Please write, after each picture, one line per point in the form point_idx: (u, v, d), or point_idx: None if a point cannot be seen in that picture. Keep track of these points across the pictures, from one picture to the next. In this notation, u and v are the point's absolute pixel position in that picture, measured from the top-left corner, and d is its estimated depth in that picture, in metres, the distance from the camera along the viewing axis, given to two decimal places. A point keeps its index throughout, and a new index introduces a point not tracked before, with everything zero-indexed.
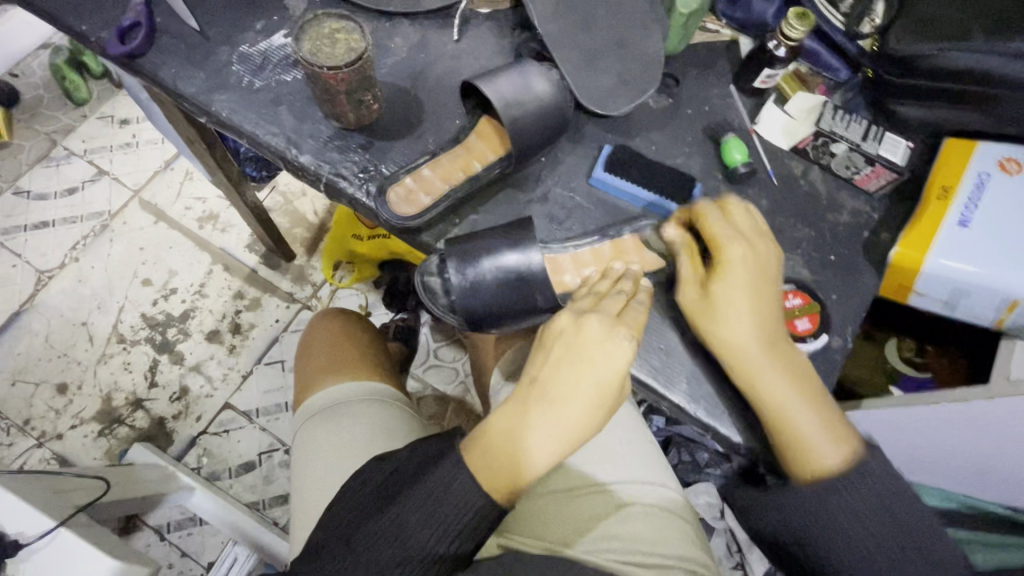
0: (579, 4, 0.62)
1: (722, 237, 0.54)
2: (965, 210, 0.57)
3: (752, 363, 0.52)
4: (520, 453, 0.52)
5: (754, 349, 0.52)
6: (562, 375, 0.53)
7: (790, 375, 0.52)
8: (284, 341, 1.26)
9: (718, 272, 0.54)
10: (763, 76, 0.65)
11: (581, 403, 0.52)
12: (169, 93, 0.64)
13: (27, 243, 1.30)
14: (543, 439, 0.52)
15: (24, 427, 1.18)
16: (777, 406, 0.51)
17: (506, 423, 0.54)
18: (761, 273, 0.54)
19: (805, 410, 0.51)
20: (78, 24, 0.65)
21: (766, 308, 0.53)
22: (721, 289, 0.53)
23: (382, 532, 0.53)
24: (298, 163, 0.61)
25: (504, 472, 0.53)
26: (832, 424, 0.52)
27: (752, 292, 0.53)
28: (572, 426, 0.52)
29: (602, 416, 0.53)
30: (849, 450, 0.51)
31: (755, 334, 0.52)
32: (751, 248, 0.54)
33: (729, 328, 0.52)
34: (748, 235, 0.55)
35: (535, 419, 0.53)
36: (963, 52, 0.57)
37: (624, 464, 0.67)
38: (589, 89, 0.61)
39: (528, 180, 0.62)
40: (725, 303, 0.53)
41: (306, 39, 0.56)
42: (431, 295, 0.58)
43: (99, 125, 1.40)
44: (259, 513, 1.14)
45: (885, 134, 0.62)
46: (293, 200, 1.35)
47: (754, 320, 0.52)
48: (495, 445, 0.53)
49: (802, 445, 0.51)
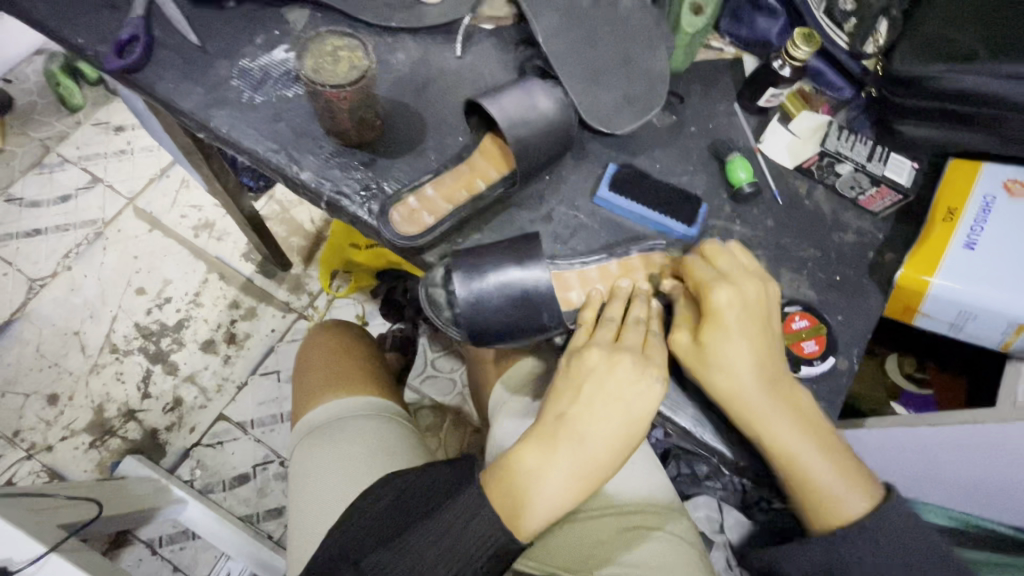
0: (584, 21, 0.62)
1: (708, 280, 0.54)
2: (969, 233, 0.58)
3: (755, 414, 0.52)
4: (546, 492, 0.53)
5: (754, 396, 0.52)
6: (593, 414, 0.54)
7: (796, 425, 0.52)
8: (280, 351, 1.24)
9: (709, 319, 0.53)
10: (768, 95, 0.64)
11: (609, 442, 0.54)
12: (167, 107, 0.63)
13: (19, 251, 1.28)
14: (570, 479, 0.53)
15: (13, 439, 1.15)
16: (789, 454, 0.52)
17: (535, 461, 0.54)
18: (751, 315, 0.53)
19: (815, 454, 0.52)
20: (74, 36, 0.64)
21: (760, 350, 0.53)
22: (716, 343, 0.52)
23: (399, 560, 0.52)
24: (299, 180, 0.60)
25: (528, 508, 0.53)
26: (842, 464, 0.53)
27: (745, 337, 0.52)
28: (598, 466, 0.54)
29: (624, 454, 0.55)
30: (860, 486, 0.52)
31: (754, 388, 0.52)
32: (738, 289, 0.53)
33: (728, 381, 0.52)
34: (732, 275, 0.54)
35: (564, 458, 0.54)
36: (969, 74, 0.57)
37: (630, 483, 0.68)
38: (593, 108, 0.61)
39: (531, 199, 0.61)
40: (720, 352, 0.52)
41: (308, 57, 0.55)
42: (435, 307, 0.57)
43: (93, 133, 1.39)
44: (253, 527, 1.12)
45: (890, 154, 0.62)
46: (290, 209, 1.33)
47: (750, 365, 0.52)
48: (521, 483, 0.54)
49: (819, 492, 0.52)
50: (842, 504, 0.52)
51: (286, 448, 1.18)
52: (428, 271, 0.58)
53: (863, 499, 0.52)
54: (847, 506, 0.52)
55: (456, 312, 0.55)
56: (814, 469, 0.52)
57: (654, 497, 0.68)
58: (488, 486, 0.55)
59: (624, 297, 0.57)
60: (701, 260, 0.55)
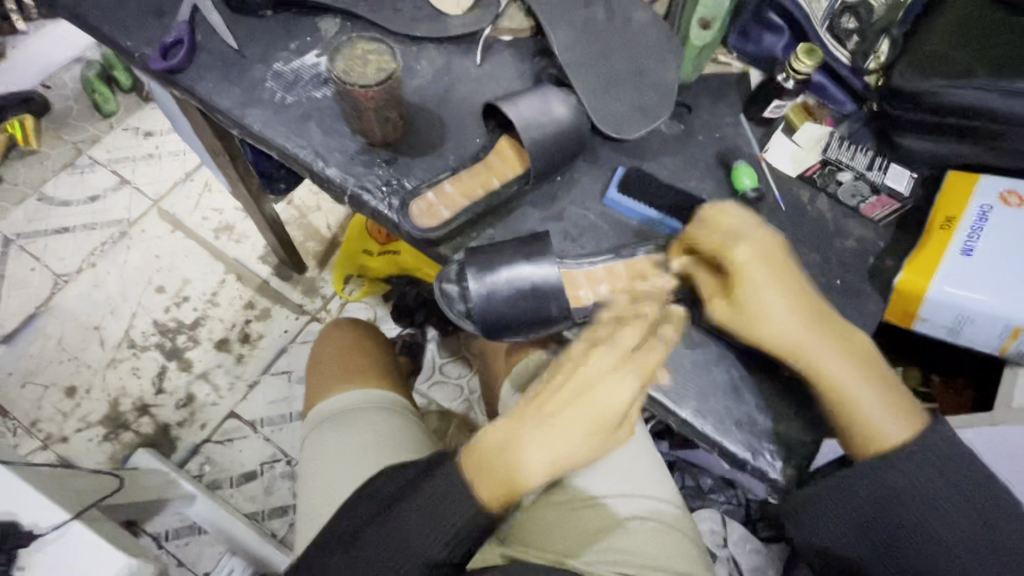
0: (598, 33, 0.66)
1: (730, 236, 0.56)
2: (966, 241, 0.60)
3: (799, 351, 0.54)
4: (511, 464, 0.54)
5: (801, 330, 0.54)
6: (567, 396, 0.55)
7: (844, 353, 0.54)
8: (292, 351, 1.27)
9: (735, 277, 0.55)
10: (772, 107, 0.67)
11: (581, 425, 0.55)
12: (204, 106, 0.67)
13: (47, 248, 1.33)
14: (537, 453, 0.54)
15: (30, 429, 1.19)
16: (840, 392, 0.53)
17: (505, 434, 0.56)
18: (772, 263, 0.55)
19: (856, 378, 0.53)
20: (123, 40, 0.69)
21: (795, 292, 0.55)
22: (748, 293, 0.54)
23: (386, 536, 0.55)
24: (325, 175, 0.64)
25: (496, 479, 0.54)
26: (890, 395, 0.53)
27: (772, 286, 0.55)
28: (573, 448, 0.55)
29: (597, 447, 0.56)
30: (905, 416, 0.52)
31: (797, 325, 0.54)
32: (755, 243, 0.55)
33: (771, 333, 0.54)
34: (743, 231, 0.56)
35: (533, 433, 0.55)
36: (965, 89, 0.60)
37: (618, 476, 0.67)
38: (604, 114, 0.64)
39: (544, 199, 0.64)
40: (752, 304, 0.54)
41: (340, 59, 0.59)
42: (448, 300, 0.60)
43: (123, 137, 1.45)
44: (258, 525, 1.14)
45: (890, 164, 0.64)
46: (308, 214, 1.38)
47: (788, 310, 0.54)
48: (489, 453, 0.55)
49: (876, 427, 0.52)
50: (886, 433, 0.52)
51: (293, 447, 1.20)
52: (444, 266, 0.61)
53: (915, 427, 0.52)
54: (890, 436, 0.52)
55: (470, 305, 0.58)
56: (858, 397, 0.53)
57: (643, 493, 0.67)
58: (467, 470, 0.55)
59: (630, 300, 0.59)
60: (704, 226, 0.57)
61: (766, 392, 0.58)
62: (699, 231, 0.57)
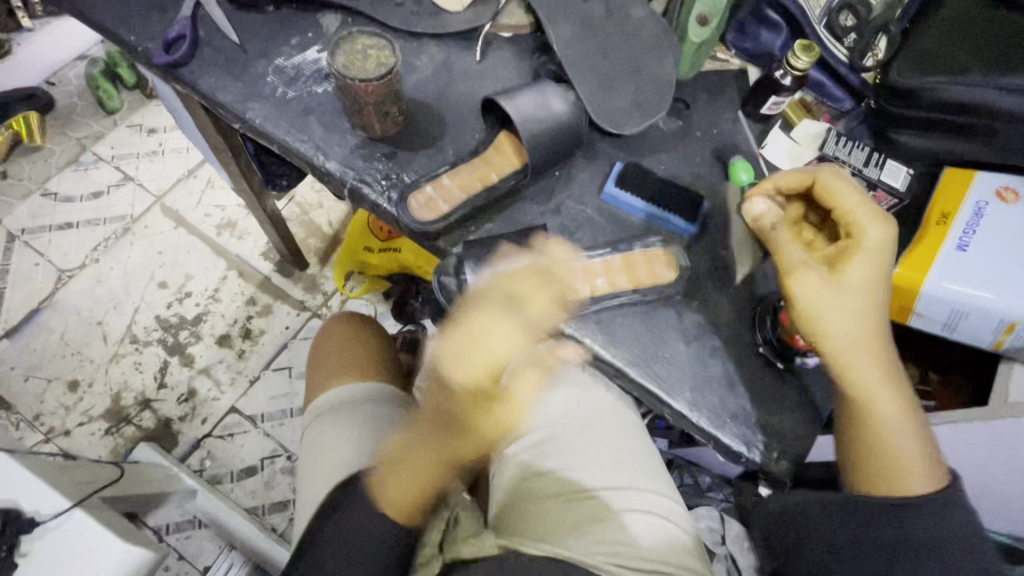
0: (596, 29, 0.66)
1: (856, 222, 0.53)
2: (961, 236, 0.60)
3: (857, 364, 0.53)
4: (407, 467, 0.57)
5: (865, 345, 0.53)
6: (439, 393, 0.57)
7: (891, 383, 0.54)
8: (293, 347, 1.28)
9: (845, 263, 0.53)
10: (769, 103, 0.67)
11: (456, 414, 0.56)
12: (206, 100, 0.68)
13: (51, 243, 1.34)
14: (426, 455, 0.57)
15: (33, 423, 1.19)
16: (873, 409, 0.53)
17: (399, 444, 0.59)
18: (877, 268, 0.53)
19: (898, 410, 0.53)
20: (127, 35, 0.70)
21: (885, 300, 0.53)
22: (852, 280, 0.52)
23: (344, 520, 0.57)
24: (325, 169, 0.64)
25: (401, 487, 0.57)
26: (919, 438, 0.54)
27: (861, 294, 0.53)
28: (456, 434, 0.57)
29: (486, 421, 0.56)
30: (931, 468, 0.53)
31: (868, 338, 0.53)
32: (879, 234, 0.53)
33: (847, 331, 0.53)
34: (873, 217, 0.53)
35: (420, 437, 0.58)
36: (959, 86, 0.61)
37: (606, 469, 0.67)
38: (602, 109, 0.65)
39: (542, 193, 0.65)
40: (841, 300, 0.52)
41: (341, 54, 0.59)
42: (446, 293, 0.60)
43: (127, 134, 1.46)
44: (258, 519, 1.14)
45: (886, 160, 0.65)
46: (309, 211, 1.39)
47: (860, 323, 0.53)
48: (392, 464, 0.59)
49: (896, 457, 0.53)
50: (907, 476, 0.53)
51: (294, 443, 1.21)
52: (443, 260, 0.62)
53: (935, 474, 0.53)
54: (913, 481, 0.53)
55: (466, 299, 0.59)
56: (892, 432, 0.53)
57: (633, 484, 0.66)
58: (376, 490, 0.58)
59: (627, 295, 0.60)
60: (837, 196, 0.55)
61: (760, 385, 0.59)
62: (831, 200, 0.55)
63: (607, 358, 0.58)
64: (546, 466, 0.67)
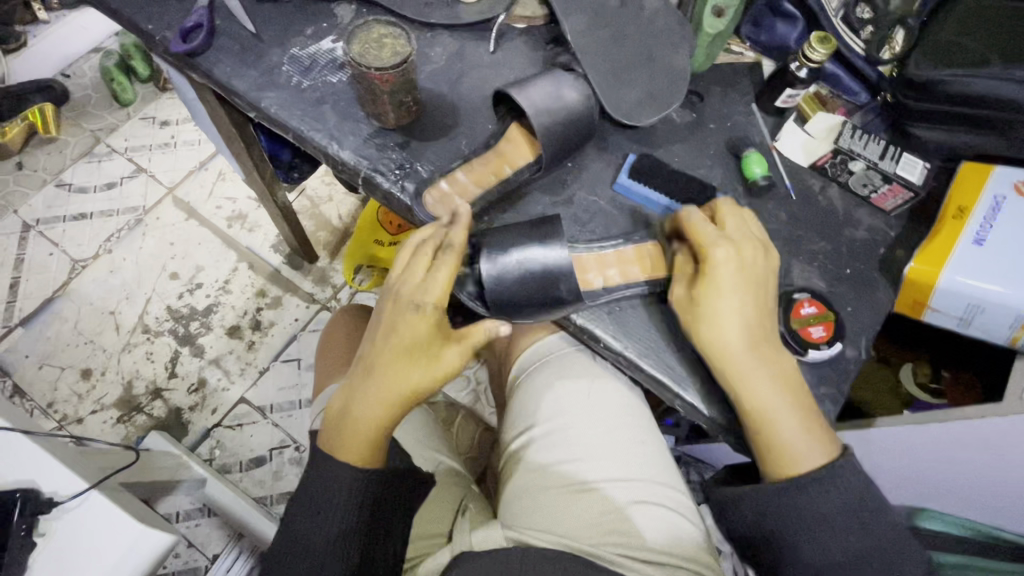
0: (611, 20, 0.66)
1: (705, 246, 0.55)
2: (978, 229, 0.59)
3: (732, 363, 0.53)
4: (351, 414, 0.58)
5: (737, 350, 0.53)
6: (375, 344, 0.59)
7: (774, 378, 0.53)
8: (302, 339, 1.29)
9: (705, 276, 0.55)
10: (784, 96, 0.67)
11: (389, 358, 0.57)
12: (222, 89, 0.68)
13: (65, 233, 1.36)
14: (366, 400, 0.57)
15: (47, 410, 1.21)
16: (758, 399, 0.52)
17: (341, 396, 0.59)
18: (746, 273, 0.55)
19: (780, 402, 0.52)
20: (145, 24, 0.70)
21: (751, 301, 0.54)
22: (707, 291, 0.54)
23: (313, 504, 0.56)
24: (339, 158, 0.65)
25: (346, 434, 0.57)
26: (809, 422, 0.53)
27: (739, 292, 0.54)
28: (393, 383, 0.56)
29: (421, 367, 0.57)
30: (822, 444, 0.53)
31: (739, 340, 0.53)
32: (736, 247, 0.55)
33: (718, 330, 0.53)
34: (737, 240, 0.56)
35: (358, 385, 0.58)
36: (978, 78, 0.60)
37: (612, 461, 0.66)
38: (616, 100, 0.64)
39: (555, 184, 0.65)
40: (710, 308, 0.54)
41: (356, 43, 0.60)
42: (459, 282, 0.61)
43: (140, 126, 1.47)
44: (266, 509, 1.15)
45: (902, 154, 0.64)
46: (320, 204, 1.40)
47: (742, 318, 0.53)
48: (337, 416, 0.59)
49: (780, 443, 0.52)
50: (800, 459, 0.52)
51: (302, 434, 1.22)
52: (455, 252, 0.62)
53: (823, 453, 0.52)
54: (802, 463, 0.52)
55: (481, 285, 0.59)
56: (777, 422, 0.52)
57: (641, 477, 0.65)
58: (331, 448, 0.58)
59: (639, 287, 0.60)
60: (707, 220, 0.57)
61: None
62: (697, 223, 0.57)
63: (618, 350, 0.59)
64: (550, 459, 0.66)
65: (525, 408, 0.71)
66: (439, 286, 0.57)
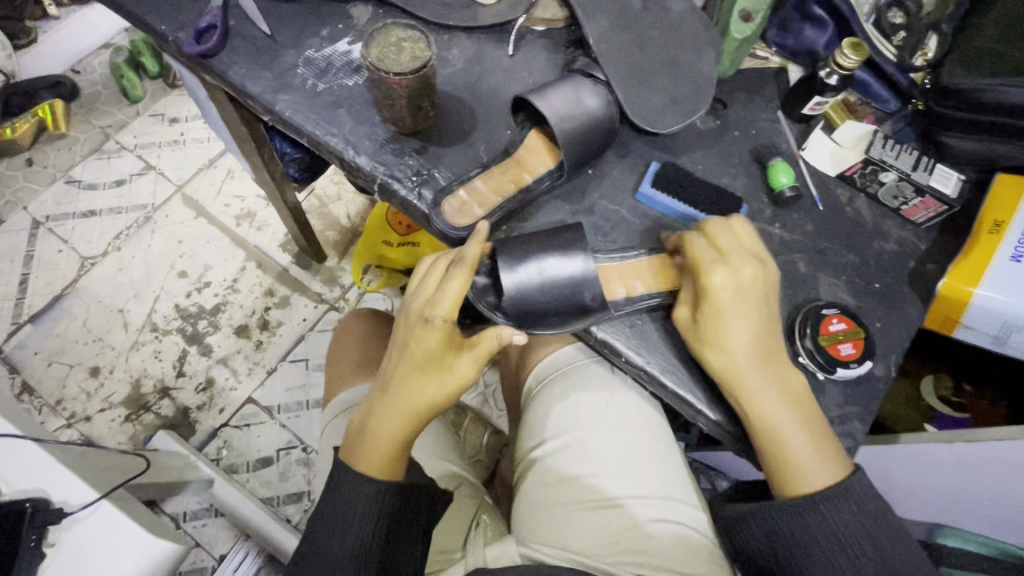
0: (634, 24, 0.64)
1: (702, 267, 0.54)
2: (1017, 245, 0.58)
3: (747, 381, 0.51)
4: (369, 427, 0.57)
5: (748, 369, 0.52)
6: (393, 359, 0.58)
7: (783, 397, 0.52)
8: (310, 339, 1.28)
9: (705, 299, 0.53)
10: (812, 103, 0.64)
11: (404, 372, 0.57)
12: (236, 91, 0.67)
13: (74, 230, 1.35)
14: (382, 413, 0.57)
15: (55, 407, 1.20)
16: (768, 419, 0.51)
17: (362, 410, 0.60)
18: (747, 294, 0.53)
19: (790, 421, 0.51)
20: (158, 23, 0.69)
21: (755, 321, 0.53)
22: (712, 313, 0.53)
23: (331, 516, 0.55)
24: (354, 163, 0.64)
25: (364, 446, 0.57)
26: (819, 439, 0.52)
27: (742, 315, 0.52)
28: (409, 396, 0.56)
29: (434, 380, 0.56)
30: (831, 461, 0.51)
31: (748, 358, 0.52)
32: (735, 269, 0.53)
33: (725, 351, 0.52)
34: (730, 257, 0.54)
35: (376, 398, 0.58)
36: (1014, 86, 0.57)
37: (629, 476, 0.64)
38: (638, 107, 0.63)
39: (576, 192, 0.63)
40: (714, 330, 0.52)
41: (374, 46, 0.58)
42: (477, 292, 0.60)
43: (150, 123, 1.47)
44: (273, 510, 1.15)
45: (936, 165, 0.62)
46: (328, 203, 1.38)
47: (749, 341, 0.52)
48: (357, 429, 0.59)
49: (789, 462, 0.51)
50: (810, 479, 0.51)
51: (310, 436, 1.21)
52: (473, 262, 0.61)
53: (834, 472, 0.51)
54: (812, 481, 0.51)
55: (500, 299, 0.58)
56: (790, 441, 0.51)
57: (659, 493, 0.64)
58: (348, 459, 0.57)
59: (662, 299, 0.58)
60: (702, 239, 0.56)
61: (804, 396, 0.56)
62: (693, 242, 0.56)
63: (641, 365, 0.57)
64: (565, 474, 0.65)
65: (541, 421, 0.69)
66: (449, 299, 0.55)
